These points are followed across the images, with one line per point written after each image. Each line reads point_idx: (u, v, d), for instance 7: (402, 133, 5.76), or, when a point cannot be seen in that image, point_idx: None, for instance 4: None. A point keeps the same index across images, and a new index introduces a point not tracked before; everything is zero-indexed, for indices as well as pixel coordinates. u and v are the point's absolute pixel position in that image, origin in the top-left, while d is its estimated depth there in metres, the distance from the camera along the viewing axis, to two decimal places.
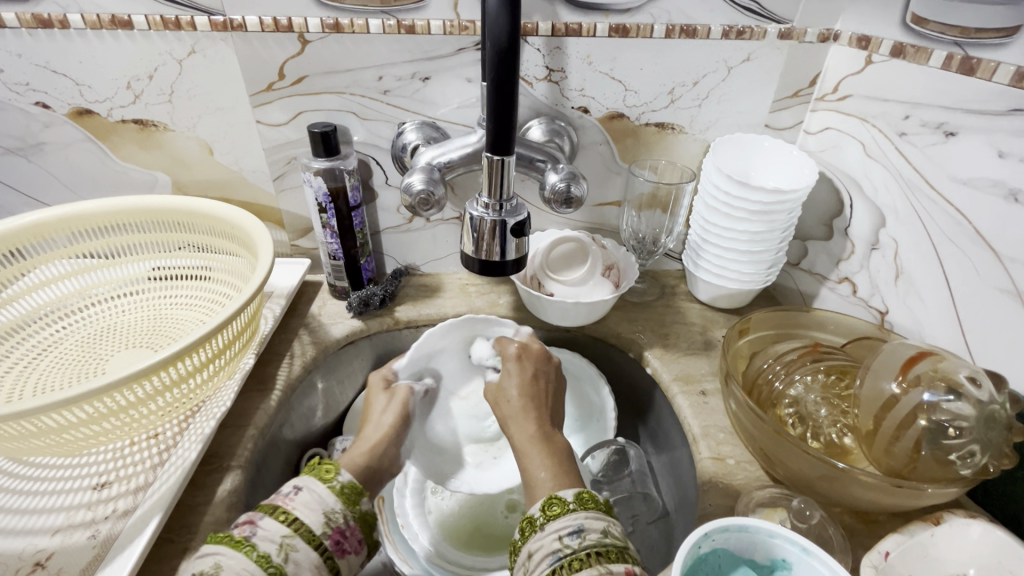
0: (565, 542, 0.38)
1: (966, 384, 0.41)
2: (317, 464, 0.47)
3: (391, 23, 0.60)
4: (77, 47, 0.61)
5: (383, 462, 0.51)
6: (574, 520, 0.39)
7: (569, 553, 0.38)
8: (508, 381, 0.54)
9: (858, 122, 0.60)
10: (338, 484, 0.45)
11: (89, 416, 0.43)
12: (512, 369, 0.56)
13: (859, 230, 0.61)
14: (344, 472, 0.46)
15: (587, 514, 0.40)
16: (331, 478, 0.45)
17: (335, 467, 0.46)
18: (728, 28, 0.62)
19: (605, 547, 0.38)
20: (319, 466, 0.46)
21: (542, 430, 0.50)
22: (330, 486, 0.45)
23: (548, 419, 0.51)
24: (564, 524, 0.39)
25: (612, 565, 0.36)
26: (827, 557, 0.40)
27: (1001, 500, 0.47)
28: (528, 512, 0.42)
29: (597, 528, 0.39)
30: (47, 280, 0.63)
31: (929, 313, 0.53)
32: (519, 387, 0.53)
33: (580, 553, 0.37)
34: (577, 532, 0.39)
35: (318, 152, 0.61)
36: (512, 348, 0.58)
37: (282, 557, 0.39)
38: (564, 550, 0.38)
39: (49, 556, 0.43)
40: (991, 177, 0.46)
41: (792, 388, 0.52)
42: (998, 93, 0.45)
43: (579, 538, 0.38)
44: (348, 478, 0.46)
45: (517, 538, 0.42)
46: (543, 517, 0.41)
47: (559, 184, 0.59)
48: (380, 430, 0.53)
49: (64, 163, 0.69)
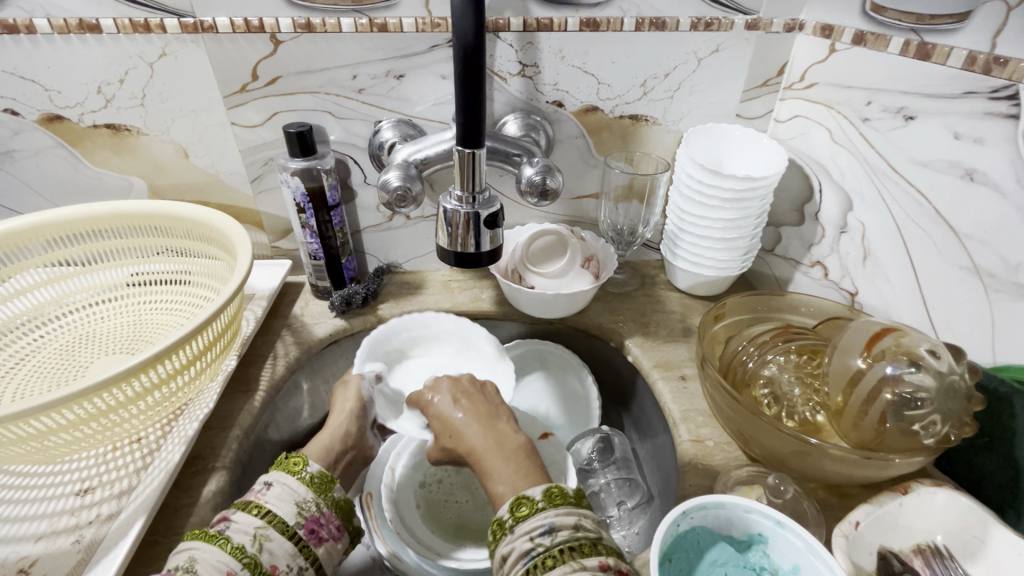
0: (537, 541, 0.40)
1: (926, 357, 0.43)
2: (284, 461, 0.48)
3: (364, 22, 0.60)
4: (46, 52, 0.60)
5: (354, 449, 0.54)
6: (544, 519, 0.40)
7: (542, 551, 0.39)
8: (446, 417, 0.52)
9: (823, 109, 0.62)
10: (308, 475, 0.46)
11: (73, 420, 0.43)
12: (439, 407, 0.53)
13: (828, 214, 0.62)
14: (312, 463, 0.48)
15: (558, 511, 0.41)
16: (300, 470, 0.47)
17: (302, 459, 0.48)
18: (697, 20, 0.63)
19: (579, 541, 0.39)
20: (288, 460, 0.48)
21: (495, 437, 0.49)
22: (301, 477, 0.46)
23: (497, 422, 0.51)
24: (533, 526, 0.40)
25: (585, 560, 0.38)
26: (799, 528, 0.41)
27: (964, 468, 0.49)
28: (496, 514, 0.43)
29: (568, 524, 0.40)
30: (23, 288, 0.62)
31: (895, 292, 0.55)
32: (461, 412, 0.52)
33: (552, 551, 0.39)
34: (548, 531, 0.40)
35: (294, 152, 0.61)
36: (425, 390, 0.55)
37: (256, 547, 0.40)
38: (536, 549, 0.39)
39: (32, 563, 0.43)
40: (948, 158, 0.48)
41: (766, 368, 0.53)
42: (952, 77, 0.47)
43: (551, 537, 0.40)
44: (318, 468, 0.48)
45: (491, 540, 0.43)
46: (512, 520, 0.42)
47: (534, 177, 0.60)
48: (341, 416, 0.55)
49: (36, 170, 0.68)
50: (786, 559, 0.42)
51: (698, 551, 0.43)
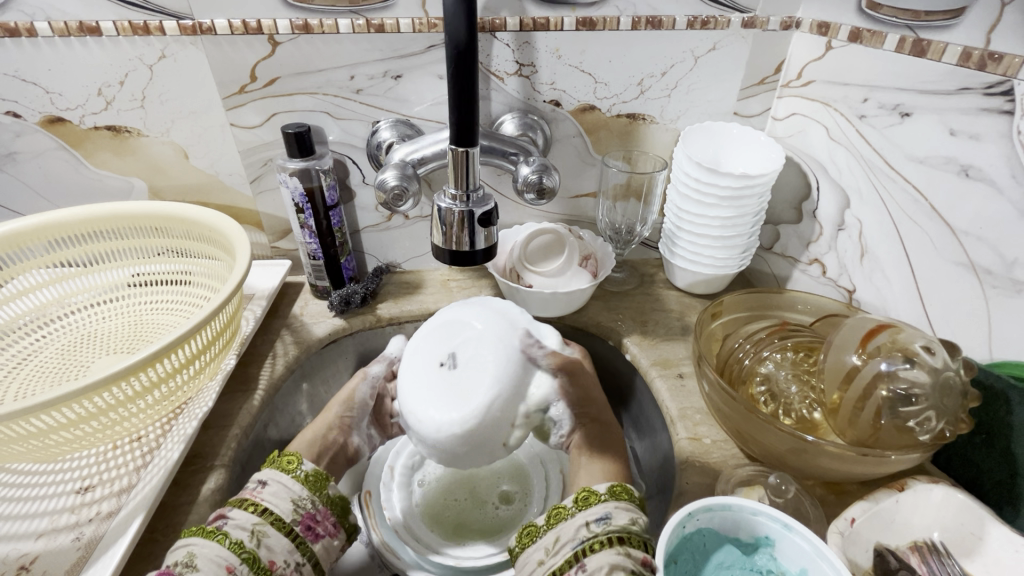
0: (590, 528, 0.43)
1: (921, 353, 0.43)
2: (278, 458, 0.49)
3: (360, 23, 0.60)
4: (47, 55, 0.61)
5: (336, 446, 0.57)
6: (604, 509, 0.45)
7: (591, 537, 0.43)
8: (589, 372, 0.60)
9: (820, 106, 0.62)
10: (303, 473, 0.47)
11: (74, 418, 0.44)
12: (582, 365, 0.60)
13: (826, 211, 0.62)
14: (307, 462, 0.49)
15: (618, 504, 0.45)
16: (294, 468, 0.48)
17: (296, 457, 0.49)
18: (693, 19, 0.63)
19: (627, 534, 0.43)
20: (282, 458, 0.49)
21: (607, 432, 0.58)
22: (295, 475, 0.47)
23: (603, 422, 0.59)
24: (591, 512, 0.45)
25: (631, 549, 0.42)
26: (807, 531, 0.41)
27: (962, 465, 0.48)
28: (558, 502, 0.47)
29: (624, 517, 0.44)
30: (26, 289, 0.62)
31: (892, 288, 0.55)
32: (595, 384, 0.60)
33: (600, 537, 0.42)
34: (602, 519, 0.44)
35: (293, 153, 0.61)
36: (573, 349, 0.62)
37: (254, 543, 0.41)
38: (587, 535, 0.43)
39: (33, 560, 0.43)
40: (944, 154, 0.48)
41: (763, 366, 0.53)
42: (948, 74, 0.47)
43: (603, 525, 0.43)
44: (313, 467, 0.49)
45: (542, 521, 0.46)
46: (576, 506, 0.46)
47: (531, 176, 0.60)
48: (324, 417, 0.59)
49: (38, 172, 0.69)
50: (795, 563, 0.42)
51: (703, 554, 0.43)
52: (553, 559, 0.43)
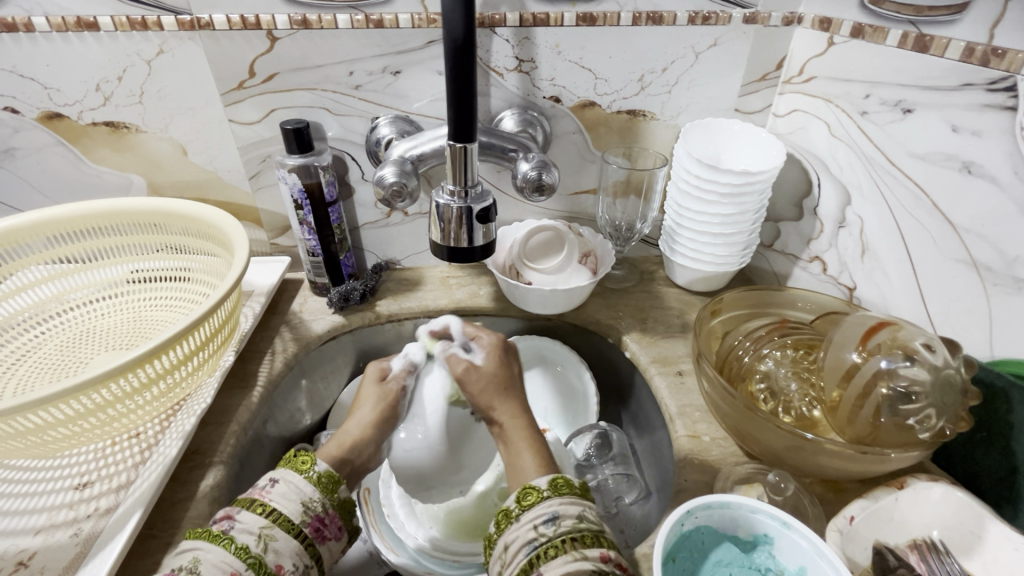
0: (540, 531, 0.41)
1: (921, 351, 0.43)
2: (294, 457, 0.48)
3: (359, 18, 0.60)
4: (45, 50, 0.60)
5: (362, 459, 0.52)
6: (548, 508, 0.42)
7: (544, 541, 0.41)
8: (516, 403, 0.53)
9: (822, 103, 0.61)
10: (315, 474, 0.47)
11: (71, 414, 0.44)
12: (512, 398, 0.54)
13: (827, 208, 0.62)
14: (320, 462, 0.48)
15: (562, 500, 0.43)
16: (307, 469, 0.47)
17: (311, 457, 0.48)
18: (694, 14, 0.63)
19: (579, 533, 0.41)
20: (296, 458, 0.48)
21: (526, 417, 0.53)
22: (308, 476, 0.47)
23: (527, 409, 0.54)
24: (537, 514, 0.42)
25: (587, 549, 0.40)
26: (805, 529, 0.41)
27: (962, 464, 0.48)
28: (503, 504, 0.45)
29: (572, 514, 0.42)
30: (24, 285, 0.62)
31: (893, 286, 0.55)
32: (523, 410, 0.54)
33: (554, 541, 0.40)
34: (551, 520, 0.42)
35: (291, 149, 0.61)
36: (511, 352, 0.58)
37: (261, 548, 0.41)
38: (538, 539, 0.41)
39: (31, 556, 0.43)
40: (945, 151, 0.48)
41: (763, 363, 0.53)
42: (950, 69, 0.46)
43: (553, 526, 0.41)
44: (325, 467, 0.48)
45: (496, 529, 0.45)
46: (518, 508, 0.44)
47: (530, 172, 0.60)
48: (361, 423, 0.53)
49: (37, 168, 0.69)
50: (794, 561, 0.41)
51: (701, 552, 0.43)
52: (509, 570, 0.41)
